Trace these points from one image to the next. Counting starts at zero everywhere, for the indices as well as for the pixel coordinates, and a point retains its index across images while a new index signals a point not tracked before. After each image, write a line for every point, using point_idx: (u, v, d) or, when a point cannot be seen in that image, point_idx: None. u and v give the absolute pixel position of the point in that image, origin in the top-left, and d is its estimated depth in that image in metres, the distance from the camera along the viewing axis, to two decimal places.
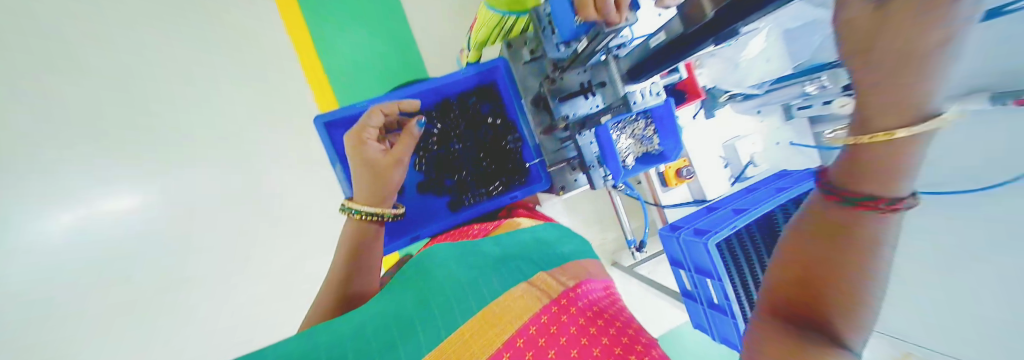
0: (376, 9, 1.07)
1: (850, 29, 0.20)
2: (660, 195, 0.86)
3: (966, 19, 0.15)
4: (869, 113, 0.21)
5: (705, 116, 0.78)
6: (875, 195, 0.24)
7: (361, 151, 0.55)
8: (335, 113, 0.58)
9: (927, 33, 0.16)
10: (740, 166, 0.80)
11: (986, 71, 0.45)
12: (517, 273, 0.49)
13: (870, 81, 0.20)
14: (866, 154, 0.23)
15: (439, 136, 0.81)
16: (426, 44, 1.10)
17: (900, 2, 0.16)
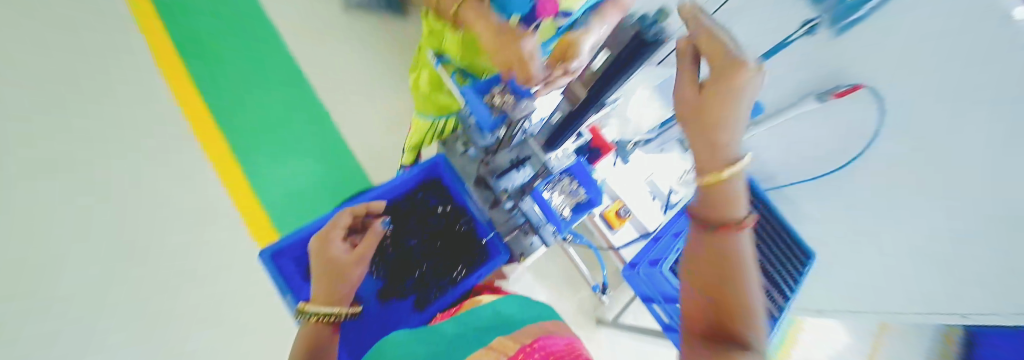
0: (312, 137, 1.15)
1: (685, 107, 0.27)
2: (612, 238, 0.95)
3: (747, 93, 0.25)
4: (709, 156, 0.28)
5: (622, 162, 0.96)
6: (726, 219, 0.29)
7: (324, 249, 0.46)
8: (282, 241, 0.55)
9: (736, 96, 0.24)
10: (665, 196, 1.00)
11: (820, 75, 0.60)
12: (473, 344, 0.37)
13: (706, 135, 0.27)
14: (713, 192, 0.29)
15: (392, 241, 0.64)
16: (364, 156, 1.18)
17: (714, 83, 0.24)
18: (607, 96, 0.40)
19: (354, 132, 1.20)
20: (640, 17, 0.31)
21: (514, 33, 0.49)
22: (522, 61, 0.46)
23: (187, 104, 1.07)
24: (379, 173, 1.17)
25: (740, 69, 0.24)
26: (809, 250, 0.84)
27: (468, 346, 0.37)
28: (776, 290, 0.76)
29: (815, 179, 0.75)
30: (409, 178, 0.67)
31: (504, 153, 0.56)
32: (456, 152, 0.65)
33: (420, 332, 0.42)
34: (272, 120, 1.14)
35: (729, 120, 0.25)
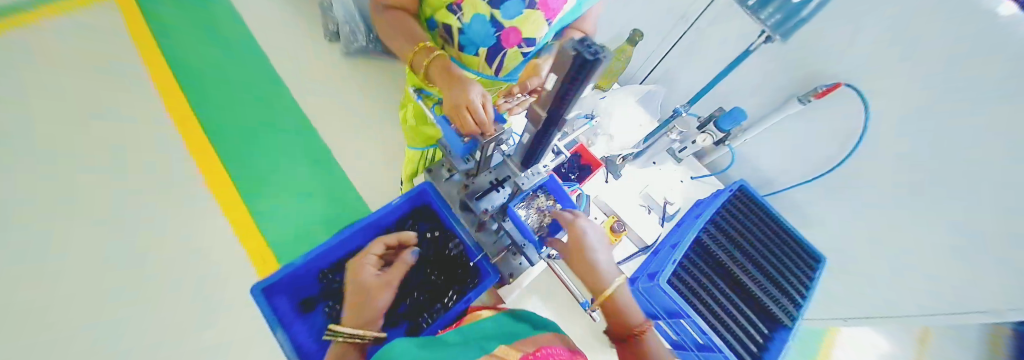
0: (316, 175, 1.21)
1: (565, 251, 0.42)
2: None
3: (590, 230, 0.42)
4: (595, 280, 0.39)
5: (614, 177, 0.98)
6: (628, 320, 0.38)
7: (356, 273, 0.51)
8: (275, 275, 0.57)
9: (581, 236, 0.41)
10: (660, 208, 0.98)
11: (804, 75, 0.65)
12: (475, 350, 0.38)
13: (584, 266, 0.40)
14: (612, 305, 0.39)
15: None
16: (365, 187, 1.22)
17: (569, 233, 0.42)
18: (568, 111, 0.42)
19: (356, 166, 1.25)
20: (579, 39, 0.34)
21: (463, 81, 0.51)
22: (469, 110, 0.49)
23: (201, 158, 1.16)
24: (380, 203, 1.20)
25: (574, 224, 0.42)
26: (818, 255, 0.81)
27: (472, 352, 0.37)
28: (786, 297, 0.74)
29: (830, 172, 0.74)
30: (397, 207, 0.69)
31: (483, 176, 0.58)
32: (441, 177, 0.65)
33: (426, 339, 0.42)
34: (278, 162, 1.21)
35: (592, 257, 0.40)
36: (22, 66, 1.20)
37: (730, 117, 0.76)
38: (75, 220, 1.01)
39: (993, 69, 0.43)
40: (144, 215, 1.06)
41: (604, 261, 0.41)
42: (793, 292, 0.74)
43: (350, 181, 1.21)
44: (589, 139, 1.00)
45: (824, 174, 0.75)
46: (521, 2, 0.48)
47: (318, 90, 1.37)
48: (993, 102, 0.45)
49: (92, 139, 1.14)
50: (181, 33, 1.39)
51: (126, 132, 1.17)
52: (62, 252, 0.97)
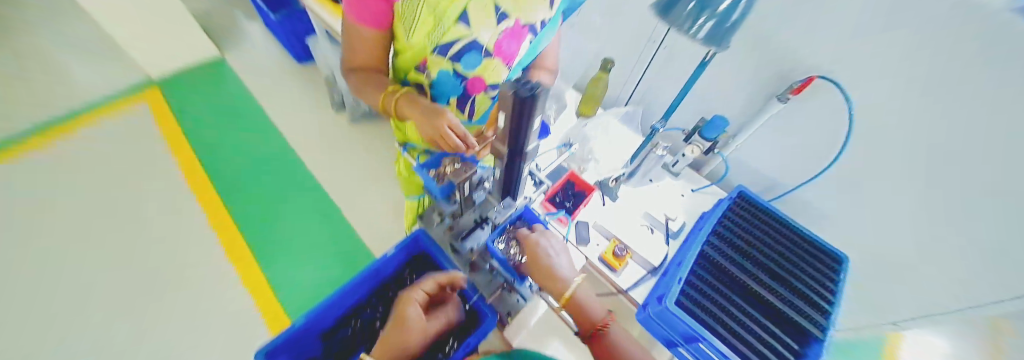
0: (327, 235, 1.26)
1: (531, 270, 0.55)
2: (617, 281, 0.85)
3: (546, 250, 0.55)
4: (557, 288, 0.53)
5: (612, 199, 0.97)
6: (588, 311, 0.53)
7: (404, 314, 0.50)
8: (278, 338, 0.58)
9: (541, 258, 0.54)
10: (662, 225, 0.94)
11: (773, 73, 0.67)
12: None
13: (545, 279, 0.53)
14: (574, 302, 0.53)
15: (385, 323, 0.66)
16: (374, 241, 1.26)
17: (531, 259, 0.54)
18: (528, 145, 0.44)
19: (364, 221, 1.30)
20: (518, 79, 0.37)
21: (437, 110, 0.55)
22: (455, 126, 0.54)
23: (227, 234, 1.25)
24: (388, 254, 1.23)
25: (534, 249, 0.55)
26: (837, 253, 0.76)
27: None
28: (810, 306, 0.68)
29: (831, 165, 0.70)
30: (393, 257, 0.69)
31: (467, 215, 0.59)
32: (433, 223, 0.67)
33: None
34: (292, 226, 1.27)
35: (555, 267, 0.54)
36: (75, 172, 1.36)
37: (712, 126, 0.77)
38: (118, 307, 1.10)
39: (958, 56, 0.45)
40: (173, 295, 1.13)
41: (565, 269, 0.54)
42: (817, 300, 0.68)
43: (360, 236, 1.26)
44: (579, 165, 1.01)
45: (826, 169, 0.72)
46: (478, 54, 0.54)
47: (326, 154, 1.47)
48: (971, 84, 0.45)
49: (128, 227, 1.25)
50: (203, 117, 1.53)
51: (157, 216, 1.27)
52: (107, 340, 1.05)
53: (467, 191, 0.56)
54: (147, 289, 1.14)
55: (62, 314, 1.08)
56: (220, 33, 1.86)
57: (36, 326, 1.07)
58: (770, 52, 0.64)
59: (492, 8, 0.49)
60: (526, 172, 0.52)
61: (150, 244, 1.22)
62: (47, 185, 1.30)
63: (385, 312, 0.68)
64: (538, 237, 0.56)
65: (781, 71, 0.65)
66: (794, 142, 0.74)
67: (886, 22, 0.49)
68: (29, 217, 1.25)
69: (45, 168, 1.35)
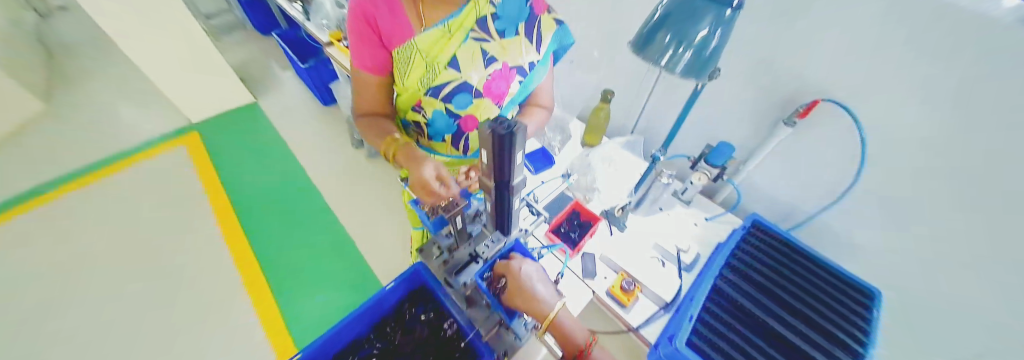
0: (338, 266, 1.28)
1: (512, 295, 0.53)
2: (626, 318, 0.80)
3: (527, 273, 0.54)
4: (539, 310, 0.52)
5: (619, 229, 0.94)
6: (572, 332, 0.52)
7: None
8: None
9: (521, 281, 0.53)
10: (673, 257, 0.88)
11: (774, 94, 0.66)
12: None
13: (527, 301, 0.52)
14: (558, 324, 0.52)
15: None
16: (382, 272, 1.27)
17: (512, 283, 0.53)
18: (512, 178, 0.45)
19: (374, 251, 1.32)
20: (495, 119, 0.39)
21: (420, 160, 0.57)
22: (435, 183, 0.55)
23: (242, 264, 1.27)
24: None
25: (515, 273, 0.54)
26: (868, 287, 0.69)
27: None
28: (840, 347, 0.61)
29: (849, 192, 0.66)
30: (393, 290, 0.69)
31: (463, 249, 0.60)
32: (431, 256, 0.66)
33: None
34: (305, 257, 1.30)
35: (539, 292, 0.53)
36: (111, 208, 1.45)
37: (718, 153, 0.75)
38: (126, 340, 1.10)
39: (975, 63, 0.43)
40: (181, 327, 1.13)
41: (547, 294, 0.54)
42: (846, 341, 0.61)
43: (369, 267, 1.27)
44: (584, 195, 1.00)
45: (843, 196, 0.67)
46: (468, 94, 0.58)
47: (341, 189, 1.53)
48: (993, 91, 0.43)
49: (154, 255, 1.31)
50: (234, 154, 1.66)
51: (178, 248, 1.32)
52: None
53: (460, 224, 0.57)
54: (156, 322, 1.14)
55: (72, 347, 1.08)
56: (255, 82, 2.05)
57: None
58: (768, 72, 0.64)
59: (480, 51, 0.54)
60: (517, 204, 0.52)
61: (166, 275, 1.24)
62: (89, 216, 1.40)
63: (381, 349, 0.67)
64: (520, 265, 0.55)
65: (781, 91, 0.64)
66: (807, 169, 0.71)
67: (884, 38, 0.49)
68: (60, 250, 1.31)
69: (87, 206, 1.45)
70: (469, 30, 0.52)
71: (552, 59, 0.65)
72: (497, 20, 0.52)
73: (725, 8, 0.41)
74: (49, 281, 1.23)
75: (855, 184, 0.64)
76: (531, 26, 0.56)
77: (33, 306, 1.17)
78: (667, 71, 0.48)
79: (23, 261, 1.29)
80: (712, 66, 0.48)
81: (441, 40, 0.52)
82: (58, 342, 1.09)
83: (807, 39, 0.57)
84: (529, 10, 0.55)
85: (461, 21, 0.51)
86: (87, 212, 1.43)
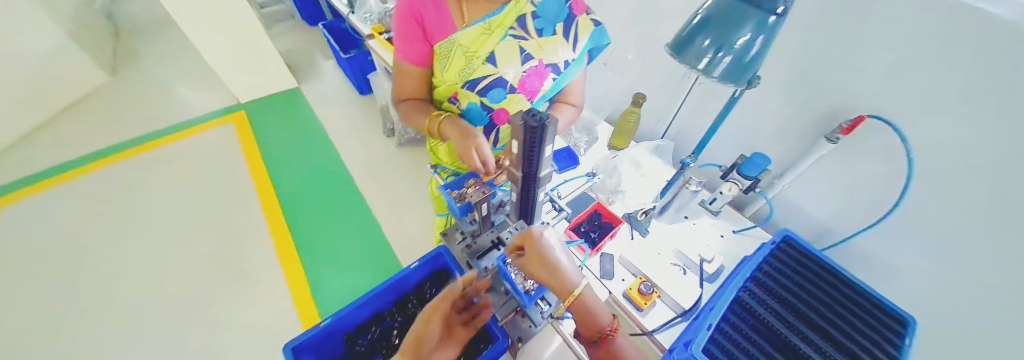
0: (364, 245, 1.35)
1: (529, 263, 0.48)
2: (641, 321, 0.80)
3: (547, 243, 0.49)
4: (557, 284, 0.46)
5: (641, 234, 0.93)
6: (596, 318, 0.45)
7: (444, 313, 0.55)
8: (304, 335, 0.63)
9: (540, 250, 0.48)
10: (696, 266, 0.87)
11: (819, 105, 0.63)
12: None
13: (542, 273, 0.47)
14: (578, 304, 0.45)
15: (400, 332, 0.70)
16: (404, 254, 1.33)
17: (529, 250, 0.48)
18: (540, 171, 0.47)
19: (398, 234, 1.39)
20: (528, 112, 0.40)
21: (469, 130, 0.61)
22: (478, 149, 0.58)
23: (279, 237, 1.37)
24: None
25: (531, 239, 0.49)
26: (905, 313, 0.65)
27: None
28: None
29: (890, 215, 0.63)
30: (416, 270, 0.74)
31: (485, 236, 0.64)
32: (454, 240, 0.70)
33: None
34: (335, 234, 1.38)
35: (559, 267, 0.47)
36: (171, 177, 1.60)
37: (750, 164, 0.73)
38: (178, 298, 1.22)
39: None
40: (224, 291, 1.24)
41: (571, 271, 0.47)
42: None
43: (392, 248, 1.34)
44: (608, 197, 1.00)
45: (883, 218, 0.64)
46: (503, 89, 0.60)
47: (373, 174, 1.61)
48: None
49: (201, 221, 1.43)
50: (277, 135, 1.78)
51: (225, 218, 1.44)
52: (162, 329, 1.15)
53: (485, 212, 0.60)
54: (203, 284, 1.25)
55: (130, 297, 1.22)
56: (301, 69, 2.18)
57: (110, 308, 1.20)
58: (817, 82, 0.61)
59: (518, 48, 0.56)
60: (540, 197, 0.54)
61: (215, 242, 1.37)
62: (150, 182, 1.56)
63: (402, 324, 0.71)
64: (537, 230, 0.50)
65: (829, 102, 0.61)
66: (848, 187, 0.68)
67: (941, 57, 0.47)
68: (128, 212, 1.47)
69: (152, 174, 1.61)
70: (509, 28, 0.54)
71: (587, 58, 0.66)
72: (536, 19, 0.54)
73: (769, 14, 0.40)
74: (117, 239, 1.38)
75: (899, 206, 0.61)
76: (570, 25, 0.57)
77: (102, 258, 1.32)
78: (704, 75, 0.47)
79: (98, 221, 1.44)
80: (753, 73, 0.48)
81: (481, 36, 0.54)
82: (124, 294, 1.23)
83: (856, 53, 0.54)
84: (569, 11, 0.56)
85: (502, 19, 0.53)
86: (148, 178, 1.59)
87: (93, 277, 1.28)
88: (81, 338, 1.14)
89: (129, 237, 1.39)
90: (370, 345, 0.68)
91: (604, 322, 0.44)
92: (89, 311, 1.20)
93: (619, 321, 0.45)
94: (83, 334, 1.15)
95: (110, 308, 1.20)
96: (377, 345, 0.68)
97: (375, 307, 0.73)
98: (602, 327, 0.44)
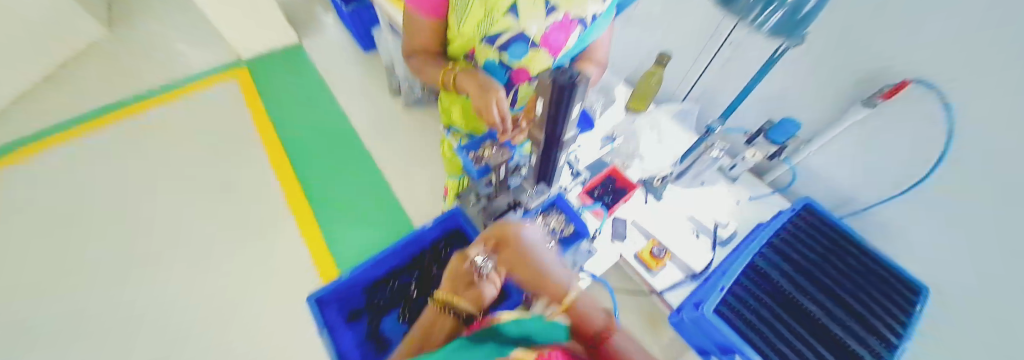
0: (375, 204, 1.36)
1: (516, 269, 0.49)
2: (651, 282, 0.82)
3: (537, 248, 0.51)
4: (546, 287, 0.47)
5: (655, 199, 0.92)
6: (592, 322, 0.43)
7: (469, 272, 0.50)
8: (326, 287, 0.66)
9: (525, 254, 0.49)
10: (710, 230, 0.87)
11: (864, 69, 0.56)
12: (502, 343, 0.38)
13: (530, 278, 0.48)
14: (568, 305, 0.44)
15: (420, 286, 0.72)
16: (416, 214, 1.34)
17: (515, 257, 0.50)
18: (564, 133, 0.44)
19: (409, 195, 1.39)
20: (558, 70, 0.37)
21: (489, 83, 0.56)
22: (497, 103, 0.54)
23: (292, 196, 1.38)
24: None
25: (518, 244, 0.50)
26: (915, 282, 0.66)
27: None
28: (868, 332, 0.63)
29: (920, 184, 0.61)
30: (431, 230, 0.75)
31: (502, 198, 0.61)
32: (469, 202, 0.69)
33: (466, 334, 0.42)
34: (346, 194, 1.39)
35: (546, 265, 0.48)
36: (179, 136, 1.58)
37: (780, 130, 0.70)
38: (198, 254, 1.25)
39: None
40: (243, 249, 1.27)
41: (558, 271, 0.48)
42: (879, 329, 0.62)
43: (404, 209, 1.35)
44: (623, 162, 0.97)
45: (911, 188, 0.61)
46: (525, 45, 0.56)
47: (382, 135, 1.58)
48: None
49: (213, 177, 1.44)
50: (282, 91, 1.74)
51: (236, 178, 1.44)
52: (186, 284, 1.19)
53: (502, 175, 0.59)
54: (222, 241, 1.28)
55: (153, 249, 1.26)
56: (302, 23, 2.07)
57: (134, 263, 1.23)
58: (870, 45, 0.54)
59: (542, 2, 0.50)
60: (562, 161, 0.52)
61: (229, 201, 1.37)
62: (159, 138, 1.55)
63: (419, 278, 0.74)
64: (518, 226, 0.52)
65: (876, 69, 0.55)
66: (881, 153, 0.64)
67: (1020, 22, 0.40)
68: (138, 170, 1.45)
69: (159, 132, 1.58)
70: None
71: (614, 11, 0.61)
72: None
73: None
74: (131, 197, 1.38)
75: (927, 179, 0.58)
76: None
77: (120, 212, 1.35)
78: (754, 25, 0.43)
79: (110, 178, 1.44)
80: (811, 25, 0.42)
81: None
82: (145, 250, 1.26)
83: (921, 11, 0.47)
84: None
85: None
86: (156, 133, 1.58)
87: (111, 232, 1.29)
88: (108, 290, 1.18)
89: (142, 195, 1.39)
90: (391, 297, 0.71)
91: (597, 323, 0.43)
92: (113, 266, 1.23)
93: (614, 321, 0.43)
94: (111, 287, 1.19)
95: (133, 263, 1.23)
96: (396, 298, 0.71)
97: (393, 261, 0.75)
98: (596, 327, 0.42)
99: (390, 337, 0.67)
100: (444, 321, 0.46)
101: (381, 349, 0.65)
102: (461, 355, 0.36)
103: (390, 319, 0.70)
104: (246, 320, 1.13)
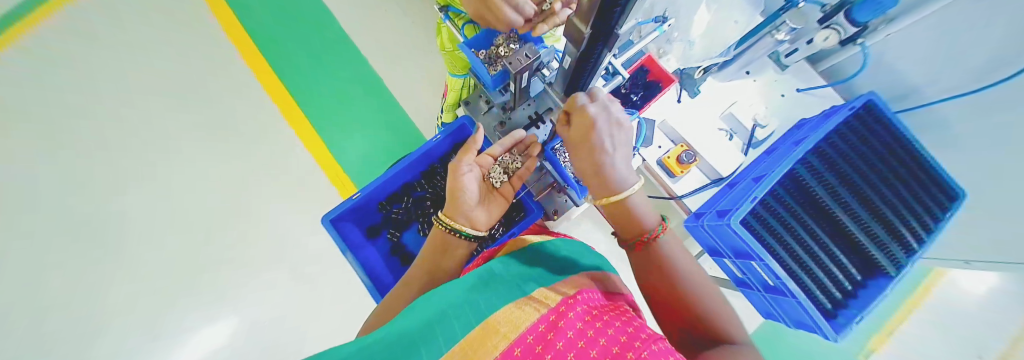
0: (360, 95, 1.17)
1: (576, 141, 0.42)
2: (672, 187, 0.78)
3: (610, 130, 0.41)
4: (600, 181, 0.41)
5: (691, 95, 0.81)
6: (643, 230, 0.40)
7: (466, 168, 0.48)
8: (336, 208, 0.62)
9: (591, 134, 0.40)
10: (747, 132, 0.77)
11: None
12: (515, 289, 0.35)
13: (585, 165, 0.42)
14: (616, 209, 0.41)
15: (434, 203, 0.69)
16: (412, 107, 1.17)
17: (581, 128, 0.40)
18: (621, 26, 0.30)
19: (402, 84, 1.18)
20: None
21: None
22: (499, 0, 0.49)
23: (271, 86, 1.16)
24: (426, 124, 1.16)
25: (588, 117, 0.39)
26: (961, 187, 0.57)
27: (509, 295, 0.33)
28: (894, 240, 0.56)
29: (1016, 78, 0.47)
30: (440, 143, 0.67)
31: (521, 110, 0.56)
32: (478, 111, 0.59)
33: (478, 276, 0.39)
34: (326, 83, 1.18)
35: (603, 161, 0.40)
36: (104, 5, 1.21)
37: (869, 5, 0.53)
38: (173, 150, 1.08)
39: None
40: (218, 148, 1.08)
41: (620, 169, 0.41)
42: (904, 235, 0.56)
43: (397, 100, 1.16)
44: (659, 48, 0.82)
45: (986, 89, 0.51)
46: None
47: (358, 8, 1.24)
48: None
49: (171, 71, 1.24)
50: None
51: (194, 59, 1.17)
52: (162, 187, 1.04)
53: (522, 83, 0.47)
54: (197, 133, 1.10)
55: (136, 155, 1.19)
56: None
57: (92, 164, 1.04)
58: None
59: None
60: (603, 68, 0.40)
61: (192, 90, 1.14)
62: None
63: (434, 194, 0.70)
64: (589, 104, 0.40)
65: None
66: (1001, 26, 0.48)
67: None
68: None
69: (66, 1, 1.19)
70: None
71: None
72: None
73: None
74: (61, 85, 1.10)
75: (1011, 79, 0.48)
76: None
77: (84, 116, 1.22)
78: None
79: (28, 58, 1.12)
80: None
81: None
82: (96, 150, 1.05)
83: None
84: None
85: None
86: None
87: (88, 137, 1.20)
88: (75, 183, 1.01)
89: (81, 73, 1.12)
90: (408, 214, 0.70)
91: (648, 226, 0.41)
92: (70, 153, 1.04)
93: (666, 225, 0.40)
94: (71, 180, 1.01)
95: (96, 152, 1.05)
96: (414, 212, 0.70)
97: (405, 176, 0.71)
98: (644, 230, 0.40)
99: (412, 251, 0.69)
100: (453, 246, 0.47)
101: (405, 261, 0.68)
102: (469, 297, 0.33)
103: (411, 233, 0.71)
104: (242, 221, 1.03)
